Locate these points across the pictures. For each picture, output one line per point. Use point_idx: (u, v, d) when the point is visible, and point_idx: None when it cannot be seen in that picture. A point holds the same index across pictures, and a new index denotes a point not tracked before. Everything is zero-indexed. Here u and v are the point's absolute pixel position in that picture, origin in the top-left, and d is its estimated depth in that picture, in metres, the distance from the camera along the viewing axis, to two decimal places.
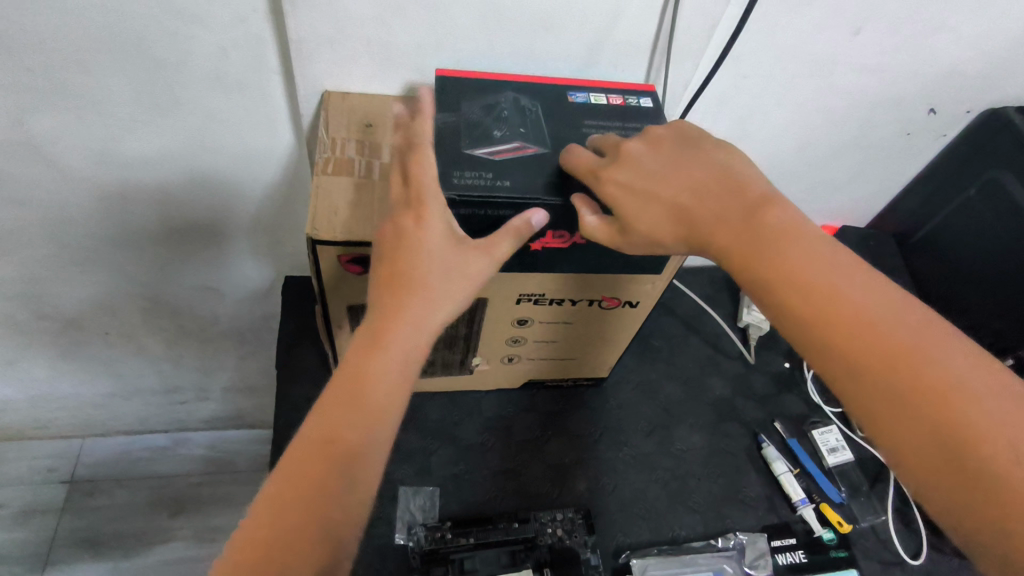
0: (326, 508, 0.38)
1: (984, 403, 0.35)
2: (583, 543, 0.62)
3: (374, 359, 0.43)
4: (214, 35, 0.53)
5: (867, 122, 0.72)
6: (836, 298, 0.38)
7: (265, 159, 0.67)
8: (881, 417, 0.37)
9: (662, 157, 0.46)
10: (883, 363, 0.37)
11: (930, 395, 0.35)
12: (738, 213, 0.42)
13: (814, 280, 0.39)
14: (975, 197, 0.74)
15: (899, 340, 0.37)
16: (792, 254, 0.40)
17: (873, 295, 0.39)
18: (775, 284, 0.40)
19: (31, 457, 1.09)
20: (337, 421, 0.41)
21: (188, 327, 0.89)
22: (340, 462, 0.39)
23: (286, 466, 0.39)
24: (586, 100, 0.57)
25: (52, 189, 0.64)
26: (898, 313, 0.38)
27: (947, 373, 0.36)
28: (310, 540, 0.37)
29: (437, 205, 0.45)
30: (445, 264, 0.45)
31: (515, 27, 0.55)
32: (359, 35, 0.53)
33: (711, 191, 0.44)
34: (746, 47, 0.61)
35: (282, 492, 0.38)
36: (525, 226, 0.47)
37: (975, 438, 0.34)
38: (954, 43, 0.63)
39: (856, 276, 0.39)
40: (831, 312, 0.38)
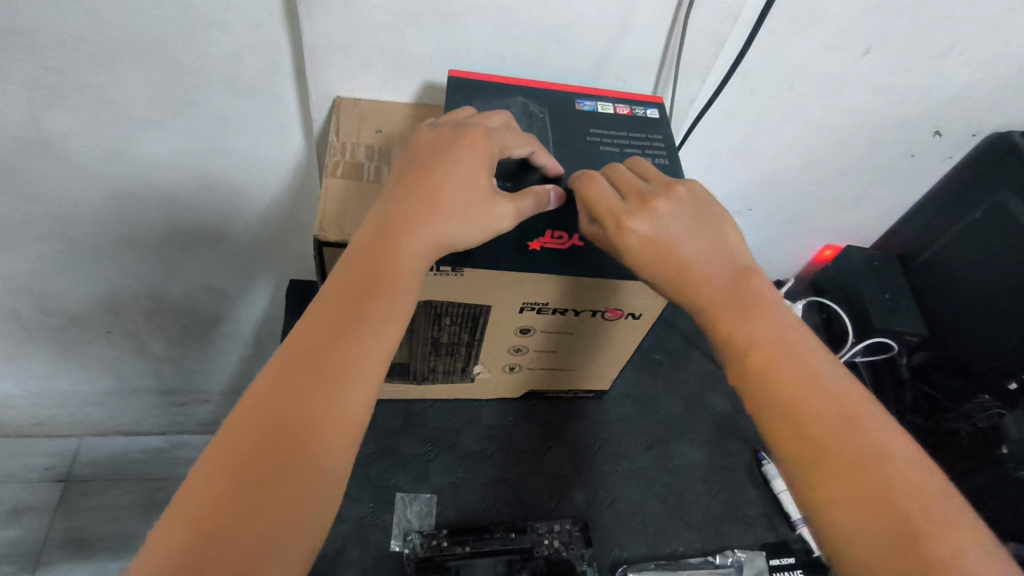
0: (277, 504, 0.34)
1: (909, 474, 0.37)
2: (579, 555, 0.61)
3: (342, 346, 0.39)
4: (232, 39, 0.54)
5: (873, 143, 0.73)
6: (787, 360, 0.41)
7: (276, 163, 0.67)
8: (816, 469, 0.38)
9: (683, 209, 0.46)
10: (815, 426, 0.39)
11: (858, 459, 0.37)
12: (723, 275, 0.45)
13: (765, 346, 0.42)
14: (980, 220, 0.74)
15: (838, 407, 0.39)
16: (746, 319, 0.43)
17: (819, 366, 0.41)
18: (736, 340, 0.43)
19: (29, 455, 1.09)
20: (295, 406, 0.36)
21: (191, 329, 0.89)
22: (295, 452, 0.35)
23: (227, 450, 0.35)
24: (593, 108, 0.58)
25: (65, 185, 0.65)
26: (837, 387, 0.40)
27: (877, 445, 0.38)
28: (255, 538, 0.32)
29: (445, 154, 0.47)
30: (425, 215, 0.45)
31: (524, 38, 0.56)
32: (372, 43, 0.54)
33: (702, 259, 0.45)
34: (754, 64, 0.61)
35: (223, 478, 0.33)
36: (545, 194, 0.49)
37: (899, 502, 0.36)
38: (962, 66, 0.64)
39: (804, 347, 0.42)
40: (776, 373, 0.41)
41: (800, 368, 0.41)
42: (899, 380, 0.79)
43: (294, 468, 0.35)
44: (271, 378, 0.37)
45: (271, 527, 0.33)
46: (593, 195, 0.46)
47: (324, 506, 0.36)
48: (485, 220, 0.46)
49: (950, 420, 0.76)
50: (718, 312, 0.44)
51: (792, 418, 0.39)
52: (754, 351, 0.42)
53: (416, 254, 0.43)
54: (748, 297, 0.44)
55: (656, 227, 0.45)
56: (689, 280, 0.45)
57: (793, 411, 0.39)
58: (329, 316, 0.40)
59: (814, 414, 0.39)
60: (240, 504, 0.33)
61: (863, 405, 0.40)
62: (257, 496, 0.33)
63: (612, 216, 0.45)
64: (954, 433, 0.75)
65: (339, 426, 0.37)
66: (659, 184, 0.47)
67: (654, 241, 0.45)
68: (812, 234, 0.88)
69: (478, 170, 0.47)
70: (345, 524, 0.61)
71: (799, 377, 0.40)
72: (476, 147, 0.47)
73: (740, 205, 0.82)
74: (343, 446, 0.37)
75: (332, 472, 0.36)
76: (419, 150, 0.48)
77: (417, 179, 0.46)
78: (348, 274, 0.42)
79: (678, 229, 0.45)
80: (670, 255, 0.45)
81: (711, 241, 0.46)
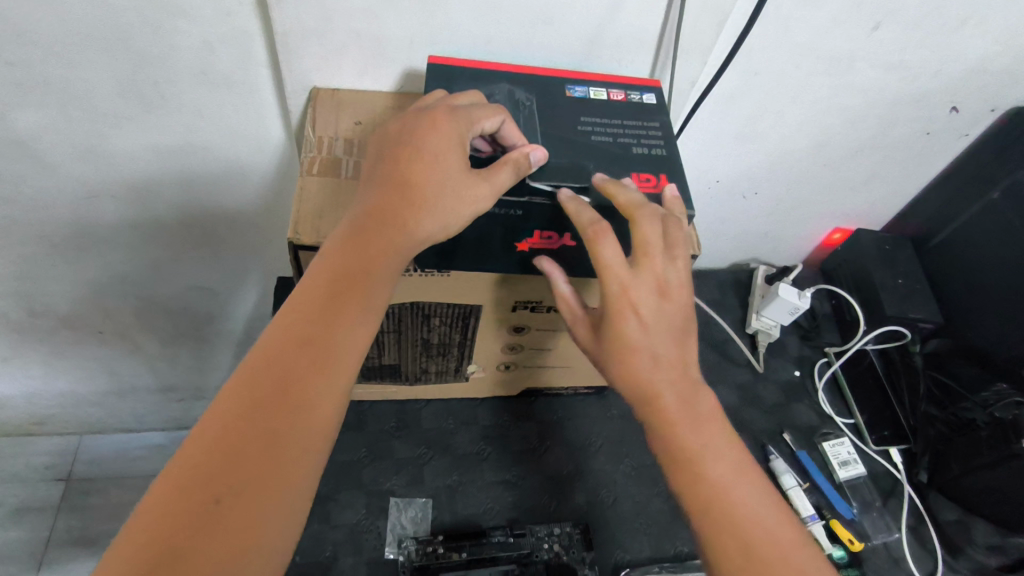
0: (236, 524, 0.32)
1: (772, 527, 0.42)
2: (580, 559, 0.59)
3: (310, 358, 0.37)
4: (200, 28, 0.51)
5: (887, 120, 0.69)
6: (686, 419, 0.45)
7: (257, 155, 0.64)
8: (706, 520, 0.42)
9: (677, 289, 0.45)
10: (725, 523, 0.42)
11: (733, 512, 0.42)
12: (669, 335, 0.45)
13: (669, 398, 0.45)
14: (999, 201, 0.70)
15: (721, 465, 0.44)
16: (691, 424, 0.45)
17: (739, 467, 0.44)
18: (650, 395, 0.45)
19: (28, 454, 1.08)
20: (260, 422, 0.35)
21: (184, 327, 0.87)
22: (258, 469, 0.34)
23: (186, 466, 0.33)
24: (585, 94, 0.55)
25: (40, 186, 0.62)
26: (723, 447, 0.45)
27: (743, 495, 0.43)
28: (213, 560, 0.31)
29: (428, 146, 0.43)
30: (403, 210, 0.42)
31: (511, 19, 0.52)
32: (347, 29, 0.51)
33: (671, 348, 0.45)
34: (758, 41, 0.57)
35: (180, 496, 0.32)
36: (523, 159, 0.45)
37: (759, 543, 0.41)
38: (981, 38, 0.60)
39: (717, 430, 0.45)
40: (675, 427, 0.45)
41: (720, 465, 0.44)
42: (913, 368, 0.76)
43: (257, 486, 0.33)
44: (234, 390, 0.36)
45: (228, 549, 0.32)
46: (608, 259, 0.43)
47: (286, 527, 0.34)
48: (462, 203, 0.42)
49: (964, 410, 0.71)
50: (666, 411, 0.45)
51: (704, 512, 0.43)
52: (677, 435, 0.44)
53: (390, 257, 0.41)
54: (693, 396, 0.46)
55: (651, 316, 0.45)
56: (648, 379, 0.45)
57: (708, 509, 0.43)
58: (298, 325, 0.38)
59: (718, 496, 0.43)
60: (199, 524, 0.32)
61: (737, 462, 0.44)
62: (217, 515, 0.32)
63: (617, 289, 0.44)
64: (972, 424, 0.69)
65: (305, 443, 0.36)
66: (676, 259, 0.45)
67: (643, 329, 0.45)
68: (820, 217, 0.85)
69: (443, 151, 0.43)
70: (338, 532, 0.59)
71: (718, 478, 0.43)
72: (444, 128, 0.43)
73: (745, 188, 0.78)
74: (308, 462, 0.36)
75: (298, 491, 0.35)
76: (383, 142, 0.45)
77: (384, 172, 0.43)
78: (318, 278, 0.40)
79: (666, 317, 0.45)
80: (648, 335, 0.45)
81: (688, 314, 0.46)
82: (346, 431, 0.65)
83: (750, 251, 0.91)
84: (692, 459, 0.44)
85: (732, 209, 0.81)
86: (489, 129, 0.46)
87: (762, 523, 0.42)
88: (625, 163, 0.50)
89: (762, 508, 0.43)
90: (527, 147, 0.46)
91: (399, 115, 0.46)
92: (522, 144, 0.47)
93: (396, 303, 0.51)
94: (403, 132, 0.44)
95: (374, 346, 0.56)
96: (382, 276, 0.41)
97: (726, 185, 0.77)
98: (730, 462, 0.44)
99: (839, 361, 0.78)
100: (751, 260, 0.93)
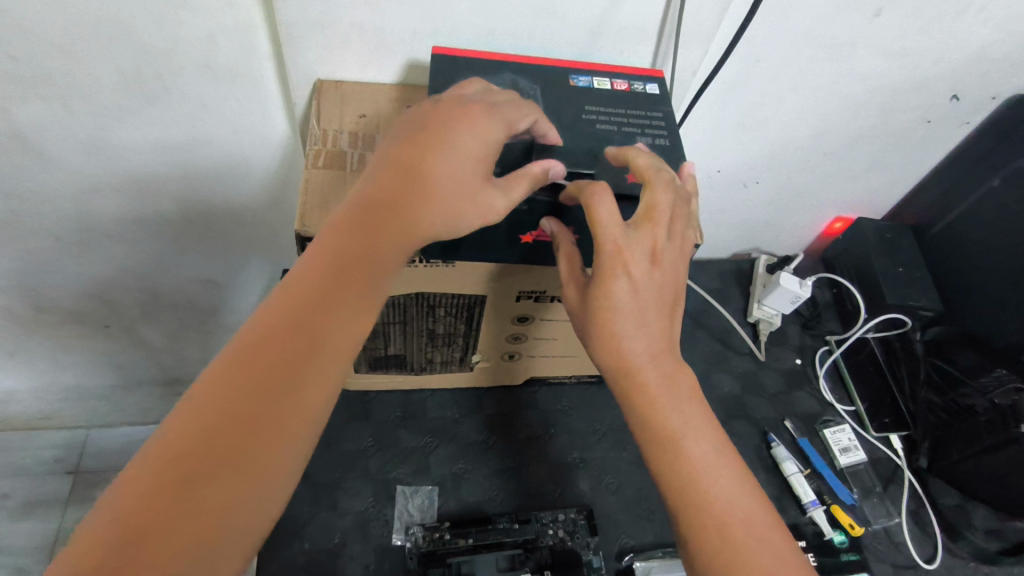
0: (226, 500, 0.33)
1: (746, 512, 0.42)
2: (585, 544, 0.60)
3: (308, 337, 0.37)
4: (202, 20, 0.51)
5: (886, 108, 0.69)
6: (664, 400, 0.45)
7: (261, 147, 0.65)
8: (682, 502, 0.43)
9: (669, 257, 0.45)
10: (699, 504, 0.43)
11: (709, 496, 0.43)
12: (657, 309, 0.45)
13: (647, 378, 0.45)
14: (999, 188, 0.71)
15: (698, 448, 0.44)
16: (670, 403, 0.45)
17: (718, 450, 0.44)
18: (628, 373, 0.45)
19: (37, 448, 1.09)
20: (255, 396, 0.35)
21: (189, 320, 0.88)
22: (252, 445, 0.34)
23: (177, 437, 0.33)
24: (589, 84, 0.56)
25: (44, 180, 0.62)
26: (700, 429, 0.45)
27: (719, 480, 0.43)
28: (204, 530, 0.31)
29: (457, 139, 0.44)
30: (419, 202, 0.42)
31: (514, 11, 0.52)
32: (351, 22, 0.52)
33: (657, 320, 0.45)
34: (759, 30, 0.58)
35: (170, 467, 0.32)
36: (542, 174, 0.46)
37: (734, 527, 0.42)
38: (982, 25, 0.60)
39: (696, 413, 0.45)
40: (653, 409, 0.45)
41: (701, 447, 0.44)
42: (913, 355, 0.77)
43: (249, 463, 0.34)
44: (228, 362, 0.35)
45: (216, 523, 0.32)
46: (601, 215, 0.43)
47: (272, 507, 0.35)
48: (476, 208, 0.43)
49: (964, 396, 0.71)
50: (645, 387, 0.45)
51: (679, 493, 0.43)
52: (653, 415, 0.45)
53: (393, 248, 0.42)
54: (675, 375, 0.46)
55: (641, 282, 0.44)
56: (631, 353, 0.45)
57: (683, 490, 0.43)
58: (298, 303, 0.38)
59: (694, 480, 0.43)
60: (189, 499, 0.31)
61: (716, 446, 0.45)
62: (210, 487, 0.32)
63: (610, 248, 0.44)
64: (970, 409, 0.69)
65: (298, 422, 0.36)
66: (677, 231, 0.46)
67: (631, 292, 0.44)
68: (822, 207, 0.85)
69: (475, 146, 0.44)
70: (346, 519, 0.60)
71: (696, 460, 0.44)
72: (481, 123, 0.45)
73: (746, 178, 0.78)
74: (300, 440, 0.36)
75: (288, 469, 0.36)
76: (409, 125, 0.45)
77: (409, 158, 0.43)
78: (320, 256, 0.40)
79: (658, 287, 0.45)
80: (636, 302, 0.44)
81: (678, 290, 0.47)
82: (353, 421, 0.65)
83: (751, 241, 0.91)
84: (672, 441, 0.44)
85: (733, 199, 0.82)
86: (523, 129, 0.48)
87: (737, 505, 0.43)
88: None
89: (737, 492, 0.43)
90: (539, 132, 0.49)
91: (433, 101, 0.47)
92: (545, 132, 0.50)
93: (401, 294, 0.52)
94: (434, 119, 0.45)
95: (380, 337, 0.56)
96: (387, 261, 0.41)
97: (727, 175, 0.78)
98: (711, 446, 0.44)
99: (839, 349, 0.79)
100: (752, 250, 0.93)
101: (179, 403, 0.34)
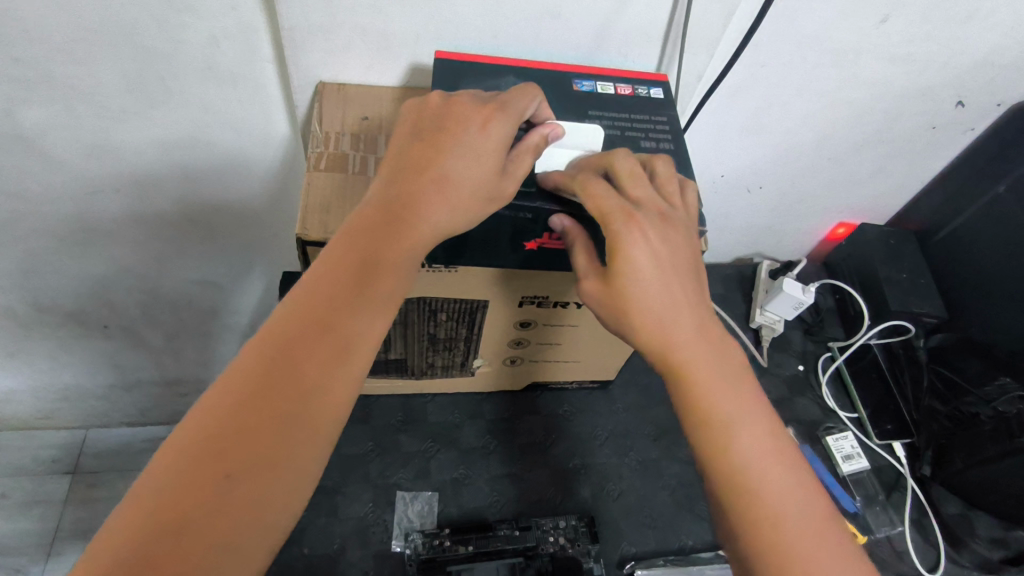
0: (240, 502, 0.32)
1: (796, 496, 0.40)
2: (586, 552, 0.59)
3: (323, 339, 0.37)
4: (205, 23, 0.51)
5: (893, 114, 0.69)
6: (711, 375, 0.43)
7: (263, 148, 0.64)
8: (727, 482, 0.40)
9: (678, 229, 0.44)
10: (752, 489, 0.40)
11: (755, 476, 0.40)
12: (681, 281, 0.43)
13: (690, 352, 0.43)
14: (1004, 195, 0.70)
15: (745, 425, 0.42)
16: (718, 381, 0.43)
17: (771, 435, 0.42)
18: (664, 349, 0.43)
19: (35, 447, 1.08)
20: (275, 396, 0.34)
21: (189, 320, 0.87)
22: (266, 448, 0.33)
23: (189, 441, 0.32)
24: (593, 88, 0.55)
25: (45, 181, 0.62)
26: (749, 406, 0.42)
27: (766, 460, 0.41)
28: (216, 534, 0.31)
29: (469, 134, 0.43)
30: (434, 198, 0.42)
31: (519, 14, 0.52)
32: (355, 24, 0.51)
33: (687, 301, 0.44)
34: (765, 35, 0.57)
35: (189, 469, 0.32)
36: (543, 140, 0.46)
37: (782, 510, 0.39)
38: (989, 31, 0.59)
39: (744, 389, 0.43)
40: (697, 382, 0.42)
41: (748, 426, 0.42)
42: (916, 362, 0.77)
43: (264, 464, 0.33)
44: (242, 365, 0.35)
45: (233, 525, 0.31)
46: (599, 191, 0.43)
47: (292, 512, 0.34)
48: (486, 197, 0.43)
49: (968, 404, 0.71)
50: (688, 363, 0.43)
51: (727, 476, 0.41)
52: (697, 389, 0.42)
53: (411, 245, 0.41)
54: (723, 356, 0.44)
55: (657, 248, 0.43)
56: (669, 331, 0.43)
57: (732, 471, 0.40)
58: (313, 306, 0.37)
59: (739, 458, 0.40)
60: (207, 501, 0.31)
61: (764, 425, 0.42)
62: (223, 491, 0.32)
63: (618, 220, 0.42)
64: (975, 418, 0.69)
65: (316, 422, 0.35)
66: (676, 197, 0.46)
67: (650, 264, 0.42)
68: (826, 211, 0.85)
69: (486, 147, 0.43)
70: (345, 524, 0.60)
71: (744, 441, 0.41)
72: (495, 119, 0.44)
73: (750, 182, 0.78)
74: (319, 442, 0.36)
75: (308, 474, 0.35)
76: (421, 123, 0.45)
77: (421, 159, 0.43)
78: (338, 259, 0.39)
79: (675, 253, 0.43)
80: (655, 273, 0.43)
81: (697, 266, 0.45)
82: (353, 426, 0.65)
83: (754, 245, 0.91)
84: (717, 415, 0.42)
85: (736, 204, 0.82)
86: (529, 113, 0.47)
87: (792, 495, 0.40)
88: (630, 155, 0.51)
89: (785, 472, 0.40)
90: (545, 124, 0.47)
91: (445, 97, 0.46)
92: (547, 122, 0.48)
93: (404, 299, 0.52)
94: (446, 116, 0.45)
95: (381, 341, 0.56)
96: (405, 263, 0.41)
97: (731, 179, 0.77)
98: (758, 423, 0.42)
99: (843, 356, 0.78)
100: (755, 254, 0.93)
101: (195, 407, 0.34)
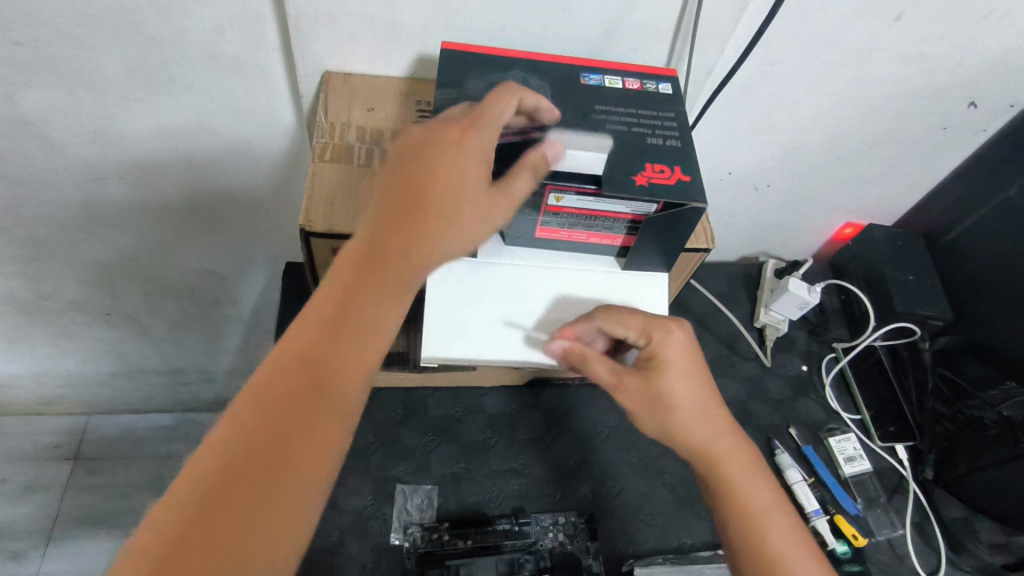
0: (254, 513, 0.32)
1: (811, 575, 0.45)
2: (584, 549, 0.59)
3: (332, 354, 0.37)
4: (210, 10, 0.50)
5: (903, 114, 0.68)
6: (736, 465, 0.48)
7: (267, 138, 0.64)
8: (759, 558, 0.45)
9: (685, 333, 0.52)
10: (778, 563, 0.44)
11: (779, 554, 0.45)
12: (700, 378, 0.49)
13: (719, 445, 0.48)
14: (1014, 196, 0.69)
15: (768, 510, 0.47)
16: (743, 471, 0.48)
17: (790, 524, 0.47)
18: (697, 445, 0.48)
19: (35, 434, 1.08)
20: (288, 406, 0.35)
21: (191, 310, 0.87)
22: (281, 457, 0.34)
23: (201, 459, 0.33)
24: (600, 83, 0.54)
25: (48, 167, 0.61)
26: (769, 495, 0.48)
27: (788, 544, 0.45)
28: (231, 545, 0.31)
29: (468, 144, 0.43)
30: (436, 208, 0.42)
31: (528, 6, 0.51)
32: (362, 14, 0.51)
33: (712, 401, 0.49)
34: (777, 31, 0.56)
35: (202, 484, 0.32)
36: (541, 160, 0.45)
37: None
38: (1003, 32, 0.58)
39: (763, 477, 0.48)
40: (726, 471, 0.48)
41: (767, 504, 0.47)
42: (921, 365, 0.76)
43: (277, 474, 0.33)
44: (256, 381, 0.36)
45: (249, 534, 0.31)
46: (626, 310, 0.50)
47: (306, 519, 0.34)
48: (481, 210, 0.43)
49: (974, 408, 0.69)
50: (720, 454, 0.48)
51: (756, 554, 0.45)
52: (725, 475, 0.48)
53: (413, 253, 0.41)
54: (746, 454, 0.49)
55: (681, 341, 0.49)
56: (698, 427, 0.48)
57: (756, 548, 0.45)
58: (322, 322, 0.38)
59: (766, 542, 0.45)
60: (219, 513, 0.31)
61: (784, 511, 0.47)
62: (237, 501, 0.32)
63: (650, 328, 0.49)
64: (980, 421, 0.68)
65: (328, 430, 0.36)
66: None
67: (682, 360, 0.49)
68: (833, 211, 0.84)
69: (468, 173, 0.42)
70: (344, 517, 0.60)
71: (770, 534, 0.46)
72: (486, 128, 0.44)
73: (757, 181, 0.77)
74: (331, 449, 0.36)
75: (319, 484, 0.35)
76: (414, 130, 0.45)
77: (413, 167, 0.43)
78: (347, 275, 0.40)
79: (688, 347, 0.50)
80: (688, 366, 0.49)
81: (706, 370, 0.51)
82: None
83: (760, 244, 0.90)
84: (740, 495, 0.47)
85: (743, 202, 0.81)
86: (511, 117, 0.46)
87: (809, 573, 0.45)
88: (637, 150, 0.50)
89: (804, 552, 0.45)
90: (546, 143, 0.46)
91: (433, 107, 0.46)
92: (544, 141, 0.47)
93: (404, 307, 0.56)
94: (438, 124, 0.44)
95: None
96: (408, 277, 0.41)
97: (738, 177, 0.77)
98: (776, 505, 0.47)
99: (847, 358, 0.78)
100: (761, 253, 0.92)
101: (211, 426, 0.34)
